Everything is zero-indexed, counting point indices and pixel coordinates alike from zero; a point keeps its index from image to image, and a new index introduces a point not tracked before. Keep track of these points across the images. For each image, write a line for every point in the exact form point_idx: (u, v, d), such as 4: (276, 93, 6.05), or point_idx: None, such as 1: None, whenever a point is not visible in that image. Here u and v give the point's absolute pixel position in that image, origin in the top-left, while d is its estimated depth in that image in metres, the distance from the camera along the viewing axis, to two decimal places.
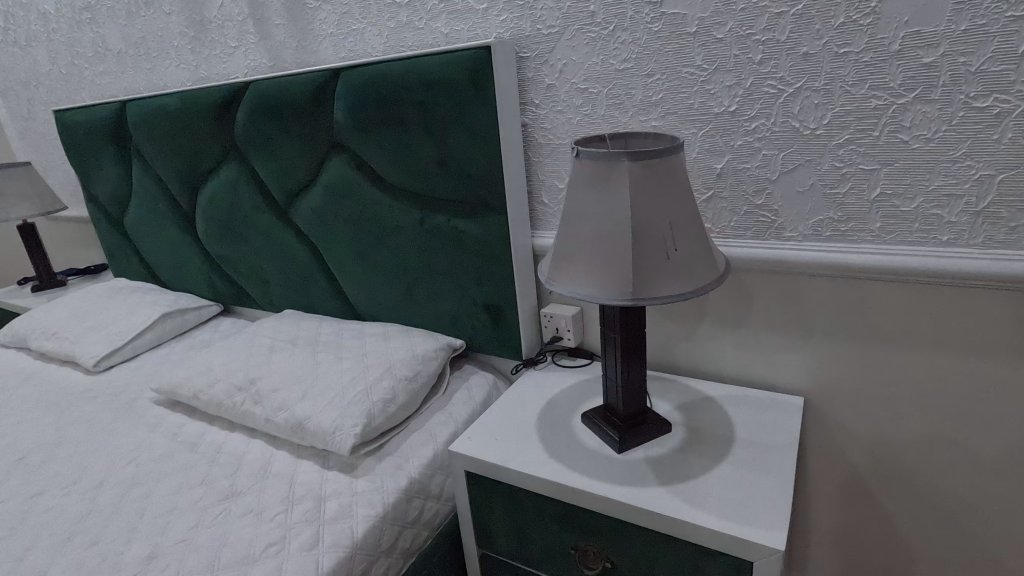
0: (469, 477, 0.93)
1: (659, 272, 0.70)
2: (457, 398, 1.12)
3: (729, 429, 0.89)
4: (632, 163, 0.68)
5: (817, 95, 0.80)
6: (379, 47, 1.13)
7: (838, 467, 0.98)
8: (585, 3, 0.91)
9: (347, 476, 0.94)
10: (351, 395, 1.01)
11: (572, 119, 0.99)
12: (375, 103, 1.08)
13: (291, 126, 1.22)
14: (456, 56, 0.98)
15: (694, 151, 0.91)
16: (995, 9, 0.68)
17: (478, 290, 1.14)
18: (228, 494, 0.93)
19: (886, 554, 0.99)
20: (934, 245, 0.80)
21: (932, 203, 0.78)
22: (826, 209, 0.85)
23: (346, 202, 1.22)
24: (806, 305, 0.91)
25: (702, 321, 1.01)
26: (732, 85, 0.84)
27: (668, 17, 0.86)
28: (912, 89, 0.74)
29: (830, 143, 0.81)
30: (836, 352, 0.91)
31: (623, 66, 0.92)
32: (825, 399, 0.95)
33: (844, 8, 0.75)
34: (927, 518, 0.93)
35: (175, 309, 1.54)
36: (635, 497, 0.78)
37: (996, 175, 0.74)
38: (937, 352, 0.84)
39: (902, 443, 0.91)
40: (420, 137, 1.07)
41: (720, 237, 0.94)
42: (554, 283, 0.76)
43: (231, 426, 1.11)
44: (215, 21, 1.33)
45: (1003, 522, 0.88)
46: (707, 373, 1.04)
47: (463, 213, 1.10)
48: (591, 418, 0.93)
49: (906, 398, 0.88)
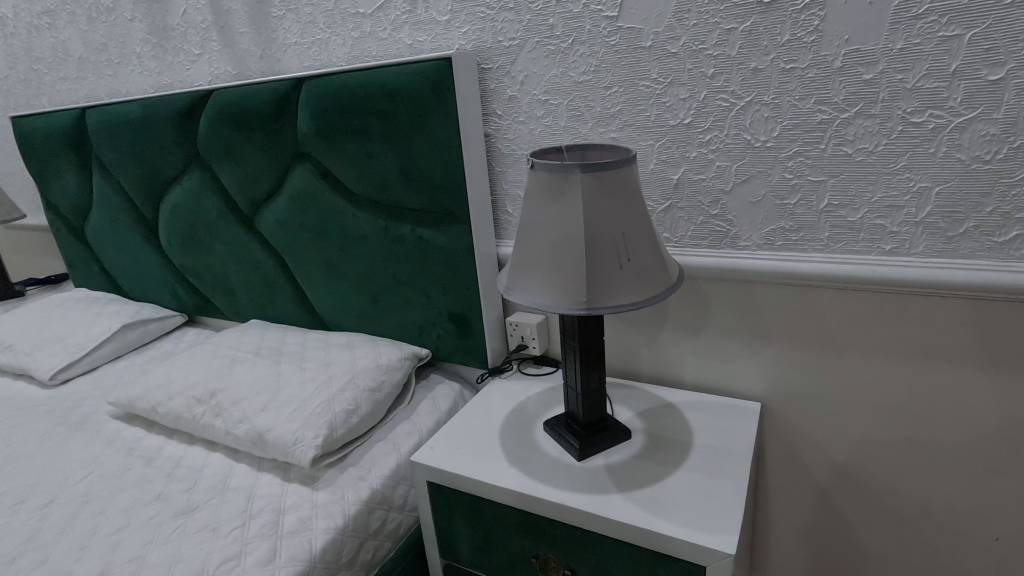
0: (431, 488, 0.93)
1: (613, 282, 0.72)
2: (422, 408, 1.12)
3: (688, 435, 0.91)
4: (584, 174, 0.70)
5: (766, 109, 0.82)
6: (343, 57, 1.13)
7: (795, 471, 1.00)
8: (544, 17, 0.92)
9: (308, 488, 0.93)
10: (313, 406, 1.00)
11: (534, 130, 1.01)
12: (338, 113, 1.08)
13: (254, 135, 1.21)
14: (418, 67, 0.98)
15: (651, 163, 0.93)
16: (928, 29, 0.71)
17: (443, 299, 1.14)
18: (184, 509, 0.91)
19: (842, 554, 1.01)
20: (879, 254, 0.83)
21: (875, 214, 0.81)
22: (777, 219, 0.87)
23: (311, 212, 1.22)
24: (761, 311, 0.93)
25: (663, 328, 1.03)
26: (687, 98, 0.87)
27: (624, 32, 0.87)
28: (854, 104, 0.77)
29: (780, 155, 0.84)
30: (793, 358, 0.93)
31: (582, 78, 0.93)
32: (782, 404, 0.97)
33: (789, 26, 0.77)
34: (879, 518, 0.96)
35: (136, 320, 1.51)
36: (594, 505, 0.79)
37: (933, 188, 0.77)
38: (887, 357, 0.87)
39: (853, 446, 0.94)
40: (384, 147, 1.07)
41: (678, 246, 0.96)
42: (512, 292, 0.77)
43: (191, 439, 1.09)
44: (178, 28, 1.32)
45: (952, 522, 0.90)
46: (668, 379, 1.06)
47: (427, 222, 1.10)
48: (553, 426, 0.93)
49: (857, 402, 0.91)
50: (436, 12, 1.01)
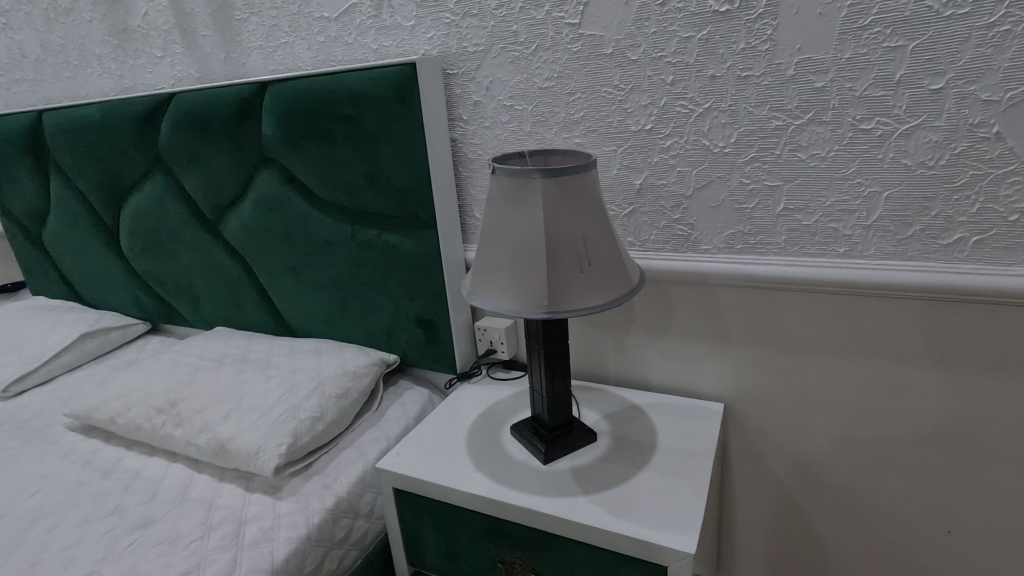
0: (398, 494, 0.92)
1: (574, 285, 0.72)
2: (390, 414, 1.11)
3: (653, 437, 0.92)
4: (545, 179, 0.70)
5: (723, 115, 0.84)
6: (309, 61, 1.13)
7: (759, 470, 1.02)
8: (508, 23, 0.93)
9: (271, 497, 0.92)
10: (277, 414, 0.98)
11: (499, 135, 1.01)
12: (303, 118, 1.07)
13: (218, 139, 1.19)
14: (382, 72, 0.98)
15: (615, 168, 0.94)
16: (875, 39, 0.73)
17: (411, 304, 1.13)
18: (141, 523, 0.89)
19: (805, 551, 1.03)
20: (833, 256, 0.85)
21: (829, 218, 0.83)
22: (736, 223, 0.89)
23: (277, 217, 1.20)
24: (722, 314, 0.95)
25: (629, 330, 1.04)
26: (648, 105, 0.88)
27: (586, 38, 0.88)
28: (807, 111, 0.79)
29: (738, 160, 0.85)
30: (755, 360, 0.95)
31: (546, 84, 0.94)
32: (745, 405, 0.99)
33: (744, 35, 0.79)
34: (839, 515, 0.98)
35: (96, 329, 1.47)
36: (559, 507, 0.79)
37: (882, 192, 0.79)
38: (844, 357, 0.89)
39: (813, 444, 0.96)
40: (349, 152, 1.06)
41: (642, 250, 0.97)
42: (475, 296, 0.77)
43: (150, 450, 1.06)
44: (139, 30, 1.29)
45: (907, 517, 0.93)
46: (635, 381, 1.07)
47: (394, 227, 1.09)
48: (520, 430, 0.93)
49: (816, 401, 0.93)
50: (401, 17, 1.01)
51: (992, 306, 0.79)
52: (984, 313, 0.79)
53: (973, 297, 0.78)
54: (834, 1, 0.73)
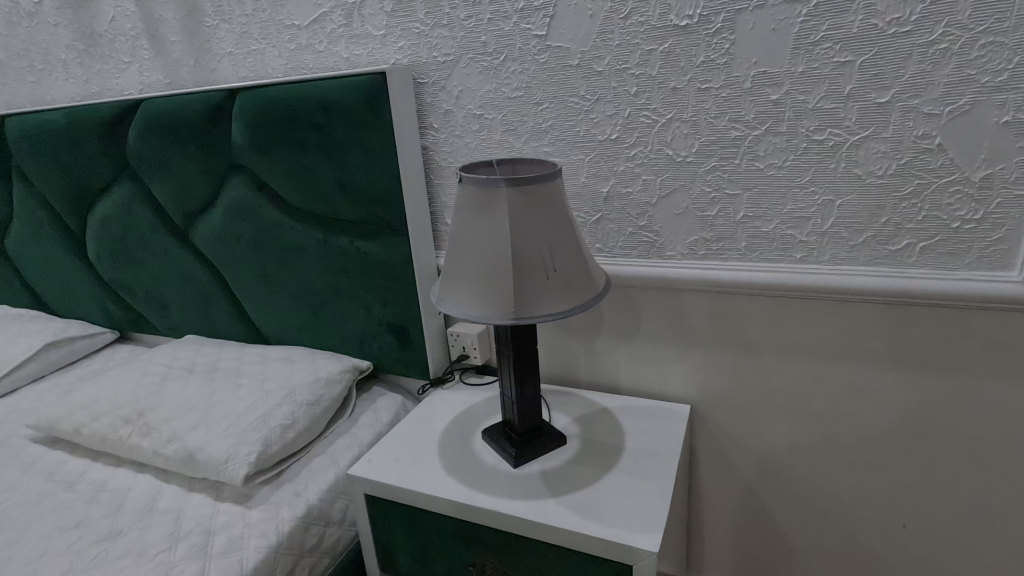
0: (369, 501, 0.93)
1: (540, 292, 0.74)
2: (363, 420, 1.11)
3: (621, 439, 0.94)
4: (510, 189, 0.72)
5: (685, 125, 0.87)
6: (280, 68, 1.13)
7: (724, 470, 1.05)
8: (476, 34, 0.95)
9: (240, 507, 0.91)
10: (248, 423, 0.98)
11: (470, 143, 1.03)
12: (273, 125, 1.07)
13: (188, 146, 1.18)
14: (352, 81, 0.98)
15: (583, 176, 0.96)
16: (825, 55, 0.77)
17: (383, 311, 1.14)
18: (107, 535, 0.88)
19: (769, 547, 1.06)
20: (790, 262, 0.88)
21: (787, 225, 0.86)
22: (699, 230, 0.92)
23: (248, 225, 1.19)
24: (687, 318, 0.98)
25: (599, 335, 1.06)
26: (613, 115, 0.90)
27: (553, 50, 0.91)
28: (764, 122, 0.82)
29: (699, 169, 0.88)
30: (717, 362, 0.98)
31: (515, 94, 0.96)
32: (709, 406, 1.02)
33: (703, 48, 0.82)
34: (800, 511, 1.01)
35: (61, 338, 1.44)
36: (527, 510, 0.80)
37: (835, 201, 0.83)
38: (800, 358, 0.93)
39: (774, 443, 0.99)
40: (320, 159, 1.06)
41: (609, 256, 0.99)
42: (444, 303, 0.79)
43: (117, 461, 1.05)
44: (106, 35, 1.27)
45: (864, 511, 0.97)
46: (605, 385, 1.09)
47: (366, 234, 1.10)
48: (491, 435, 0.95)
49: (776, 401, 0.97)
50: (372, 26, 1.02)
51: (937, 308, 0.82)
52: (930, 315, 0.83)
53: (920, 300, 0.82)
54: (788, 17, 0.77)
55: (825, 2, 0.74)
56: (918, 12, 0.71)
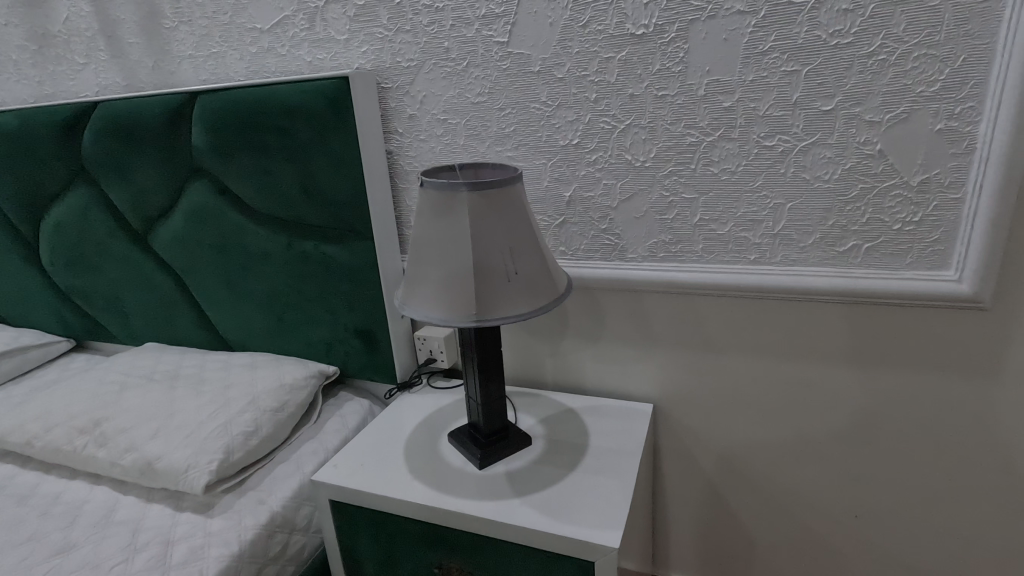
0: (335, 506, 0.92)
1: (501, 294, 0.75)
2: (329, 426, 1.10)
3: (585, 438, 0.95)
4: (470, 192, 0.73)
5: (643, 131, 0.89)
6: (241, 72, 1.12)
7: (687, 467, 1.08)
8: (439, 40, 0.96)
9: (201, 516, 0.90)
10: (209, 431, 0.96)
11: (434, 148, 1.03)
12: (235, 129, 1.06)
13: (147, 150, 1.16)
14: (315, 85, 0.98)
15: (546, 180, 0.98)
16: (774, 64, 0.80)
17: (349, 315, 1.14)
18: (60, 549, 0.85)
19: (731, 540, 1.09)
20: (744, 263, 0.91)
21: (741, 227, 0.89)
22: (658, 233, 0.94)
23: (210, 229, 1.18)
24: (649, 319, 1.00)
25: (564, 336, 1.08)
26: (574, 120, 0.92)
27: (515, 56, 0.92)
28: (717, 129, 0.85)
29: (657, 174, 0.91)
30: (679, 362, 1.01)
31: (478, 99, 0.97)
32: (671, 405, 1.04)
33: (658, 57, 0.85)
34: (760, 505, 1.04)
35: (14, 348, 1.39)
36: (491, 511, 0.81)
37: (785, 204, 0.86)
38: (757, 357, 0.96)
39: (733, 439, 1.02)
40: (283, 163, 1.06)
41: (572, 259, 1.01)
42: (408, 306, 0.79)
43: (72, 473, 1.02)
44: (60, 35, 1.24)
45: (819, 503, 1.00)
46: (571, 385, 1.11)
47: (331, 239, 1.09)
48: (457, 437, 0.95)
49: (735, 398, 1.00)
50: (335, 31, 1.02)
51: (884, 307, 0.86)
52: (878, 313, 0.87)
53: (867, 298, 0.86)
54: (738, 28, 0.80)
55: (772, 13, 0.78)
56: (857, 25, 0.75)
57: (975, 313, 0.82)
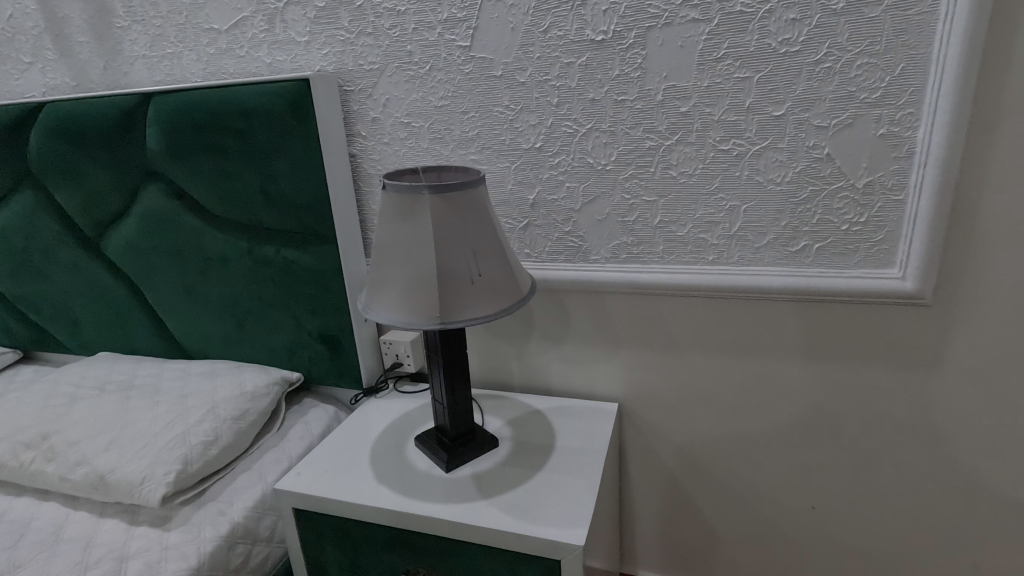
0: (298, 515, 0.91)
1: (464, 297, 0.75)
2: (293, 433, 1.08)
3: (551, 439, 0.96)
4: (432, 195, 0.73)
5: (604, 135, 0.91)
6: (198, 73, 1.09)
7: (652, 464, 1.10)
8: (402, 43, 0.95)
9: (157, 530, 0.87)
10: (166, 442, 0.94)
11: (398, 151, 1.03)
12: (192, 131, 1.03)
13: (98, 152, 1.12)
14: (275, 87, 0.97)
15: (510, 183, 0.98)
16: (727, 71, 0.83)
17: (312, 320, 1.12)
18: (5, 569, 0.81)
19: (695, 534, 1.12)
20: (704, 264, 0.94)
21: (699, 229, 0.92)
22: (620, 235, 0.96)
23: (167, 234, 1.14)
24: (613, 320, 1.02)
25: (530, 338, 1.09)
26: (536, 124, 0.93)
27: (477, 61, 0.93)
28: (675, 133, 0.88)
29: (618, 177, 0.93)
30: (643, 361, 1.03)
31: (441, 103, 0.97)
32: (635, 404, 1.06)
33: (618, 62, 0.87)
34: (722, 499, 1.07)
35: None
36: (458, 513, 0.81)
37: (741, 206, 0.89)
38: (716, 355, 0.98)
39: (696, 435, 1.05)
40: (243, 166, 1.03)
41: (537, 261, 1.02)
42: (371, 309, 0.79)
43: (18, 490, 0.98)
44: (3, 33, 1.19)
45: (778, 495, 1.03)
46: (538, 387, 1.12)
47: (292, 243, 1.08)
48: (423, 441, 0.95)
49: (697, 395, 1.02)
50: (295, 32, 1.01)
51: (835, 304, 0.90)
52: (829, 310, 0.90)
53: (819, 296, 0.89)
54: (693, 35, 0.82)
55: (725, 21, 0.80)
56: (805, 34, 0.78)
57: (918, 308, 0.86)
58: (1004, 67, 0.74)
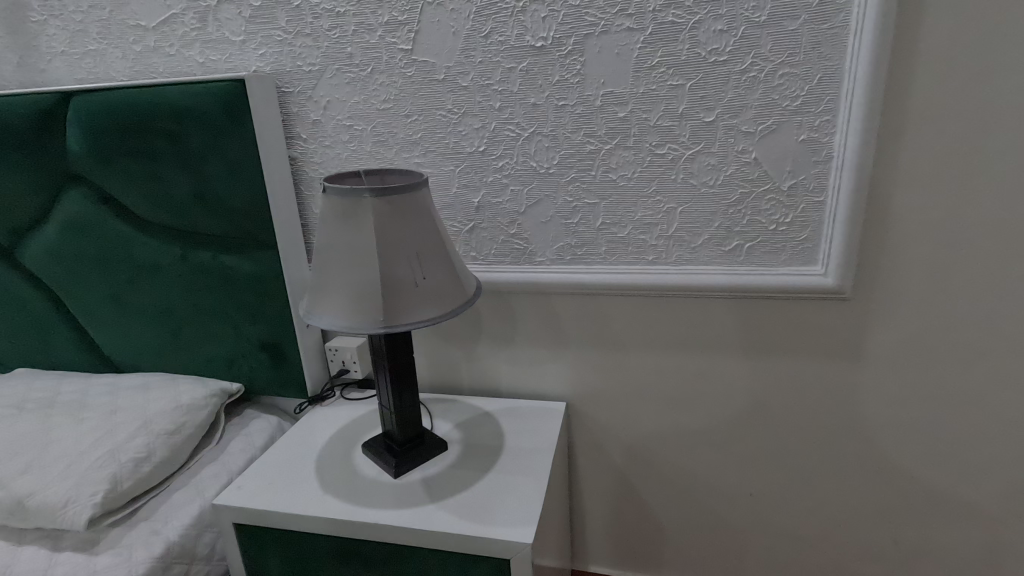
0: (240, 530, 0.87)
1: (409, 300, 0.75)
2: (233, 445, 1.04)
3: (500, 440, 0.97)
4: (374, 199, 0.73)
5: (546, 139, 0.93)
6: (124, 71, 1.04)
7: (601, 461, 1.12)
8: (342, 45, 0.94)
9: (84, 554, 0.82)
10: (92, 460, 0.88)
11: (340, 154, 1.01)
12: (118, 133, 0.98)
13: (12, 155, 1.05)
14: (207, 87, 0.93)
15: (455, 186, 0.99)
16: (661, 78, 0.86)
17: (253, 328, 1.08)
18: None
19: (643, 527, 1.15)
20: (644, 263, 0.97)
21: (639, 231, 0.95)
22: (564, 237, 0.98)
23: (92, 241, 1.08)
24: (560, 320, 1.04)
25: (479, 340, 1.09)
26: (480, 128, 0.94)
27: (420, 64, 0.93)
28: (613, 138, 0.90)
29: (561, 180, 0.95)
30: (589, 360, 1.05)
31: (384, 106, 0.96)
32: (583, 402, 1.08)
33: (557, 68, 0.89)
34: (667, 492, 1.11)
35: None
36: (407, 519, 0.80)
37: (677, 209, 0.92)
38: (658, 352, 1.02)
39: (640, 431, 1.08)
40: (174, 169, 0.99)
41: (483, 264, 1.03)
42: (314, 315, 0.77)
43: None
44: None
45: (718, 485, 1.08)
46: (487, 389, 1.12)
47: (230, 249, 1.04)
48: (371, 447, 0.93)
49: (640, 392, 1.05)
50: (230, 32, 0.98)
51: (766, 300, 0.95)
52: (761, 306, 0.95)
53: (751, 293, 0.94)
54: (628, 43, 0.85)
55: (658, 31, 0.84)
56: (731, 45, 0.83)
57: (840, 303, 0.92)
58: (907, 79, 0.80)
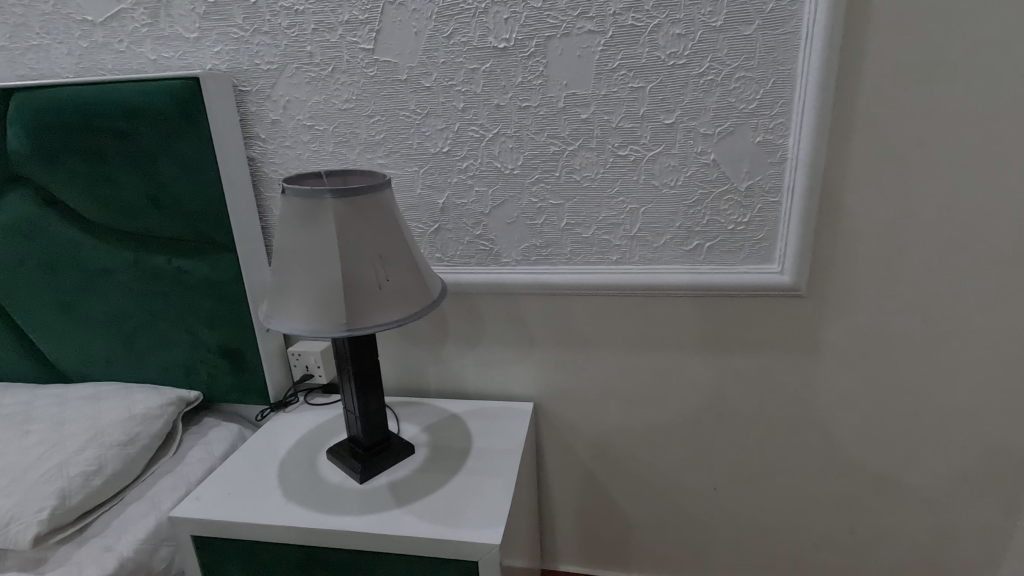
0: (199, 542, 0.85)
1: (372, 303, 0.74)
2: (192, 455, 1.01)
3: (467, 442, 0.96)
4: (335, 200, 0.72)
5: (510, 140, 0.93)
6: (70, 68, 1.00)
7: (569, 460, 1.13)
8: (301, 44, 0.92)
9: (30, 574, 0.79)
10: (38, 475, 0.84)
11: (300, 155, 0.99)
12: (63, 132, 0.94)
13: None
14: (159, 86, 0.90)
15: (419, 187, 0.98)
16: (623, 80, 0.87)
17: (211, 334, 1.05)
18: None
19: (611, 524, 1.16)
20: (608, 263, 0.98)
21: (602, 231, 0.96)
22: (529, 237, 0.98)
23: (36, 245, 1.03)
24: (527, 320, 1.04)
25: (445, 342, 1.08)
26: (443, 129, 0.94)
27: (381, 64, 0.92)
28: (576, 139, 0.91)
29: (525, 181, 0.95)
30: (556, 360, 1.06)
31: (345, 106, 0.95)
32: (550, 402, 1.09)
33: (520, 70, 0.89)
34: (634, 488, 1.12)
35: None
36: (373, 524, 0.79)
37: (639, 209, 0.94)
38: (623, 351, 1.03)
39: (607, 430, 1.09)
40: (125, 170, 0.96)
41: (449, 265, 1.02)
42: (274, 319, 0.76)
43: None
44: None
45: (683, 480, 1.10)
46: (455, 390, 1.12)
47: (186, 252, 1.01)
48: (335, 453, 0.92)
49: (607, 390, 1.06)
50: (183, 28, 0.95)
51: (727, 298, 0.97)
52: (722, 303, 0.98)
53: (712, 291, 0.96)
54: (590, 46, 0.86)
55: (618, 33, 0.85)
56: (689, 49, 0.85)
57: (796, 300, 0.96)
58: (855, 84, 0.84)
